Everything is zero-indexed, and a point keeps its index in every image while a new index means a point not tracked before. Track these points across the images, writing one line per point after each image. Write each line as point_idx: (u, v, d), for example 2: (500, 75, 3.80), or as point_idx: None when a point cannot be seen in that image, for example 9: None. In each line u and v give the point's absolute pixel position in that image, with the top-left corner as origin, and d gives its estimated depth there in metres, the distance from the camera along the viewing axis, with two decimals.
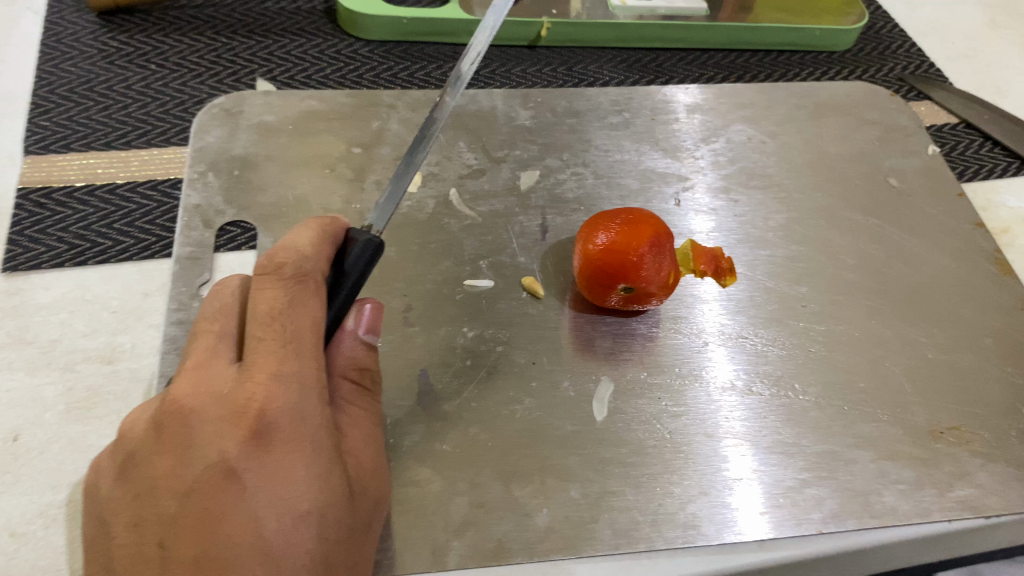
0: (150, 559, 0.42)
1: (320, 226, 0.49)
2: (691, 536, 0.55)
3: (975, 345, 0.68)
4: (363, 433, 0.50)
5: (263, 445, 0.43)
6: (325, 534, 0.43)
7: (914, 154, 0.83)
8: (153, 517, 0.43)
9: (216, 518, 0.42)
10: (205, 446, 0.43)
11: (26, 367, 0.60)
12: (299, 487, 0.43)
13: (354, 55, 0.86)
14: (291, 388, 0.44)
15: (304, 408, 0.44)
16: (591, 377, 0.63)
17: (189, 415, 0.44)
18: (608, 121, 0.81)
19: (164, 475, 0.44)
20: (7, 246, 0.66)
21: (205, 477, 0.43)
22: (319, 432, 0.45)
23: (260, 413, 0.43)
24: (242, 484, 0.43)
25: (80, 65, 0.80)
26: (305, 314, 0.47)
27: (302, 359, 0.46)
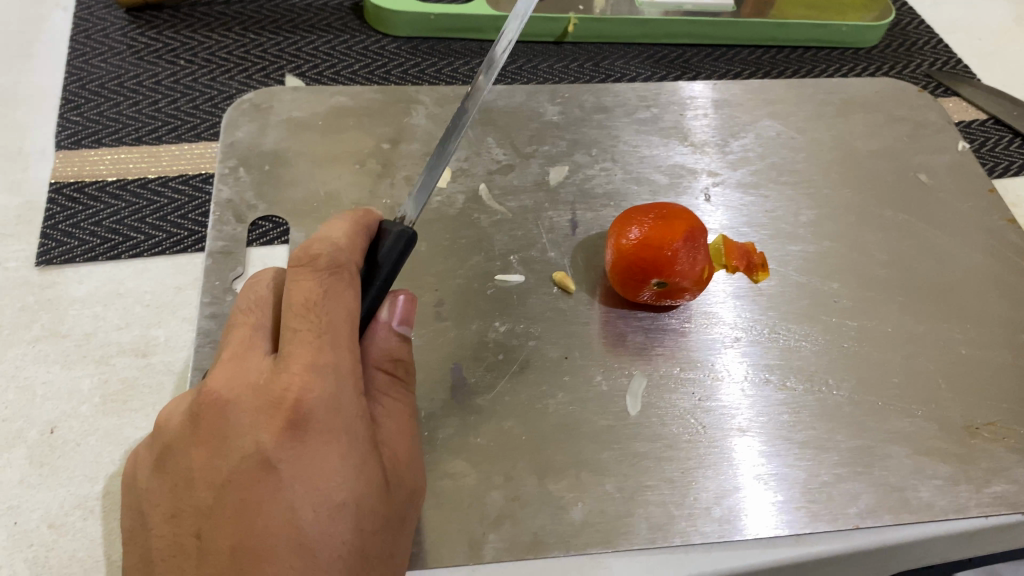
0: (190, 549, 0.42)
1: (353, 222, 0.49)
2: (727, 530, 0.55)
3: (1010, 341, 0.68)
4: (398, 421, 0.49)
5: (299, 436, 0.42)
6: (360, 525, 0.42)
7: (945, 150, 0.82)
8: (193, 508, 0.42)
9: (254, 508, 0.41)
10: (241, 437, 0.42)
11: (62, 360, 0.61)
12: (334, 478, 0.42)
13: (381, 51, 0.86)
14: (327, 377, 0.43)
15: (339, 398, 0.43)
16: (624, 372, 0.63)
17: (226, 405, 0.43)
18: (636, 117, 0.81)
19: (202, 466, 0.43)
20: (41, 240, 0.67)
21: (241, 469, 0.42)
22: (354, 422, 0.44)
23: (295, 402, 0.42)
24: (277, 476, 0.41)
25: (110, 61, 0.81)
26: (340, 304, 0.45)
27: (337, 349, 0.44)
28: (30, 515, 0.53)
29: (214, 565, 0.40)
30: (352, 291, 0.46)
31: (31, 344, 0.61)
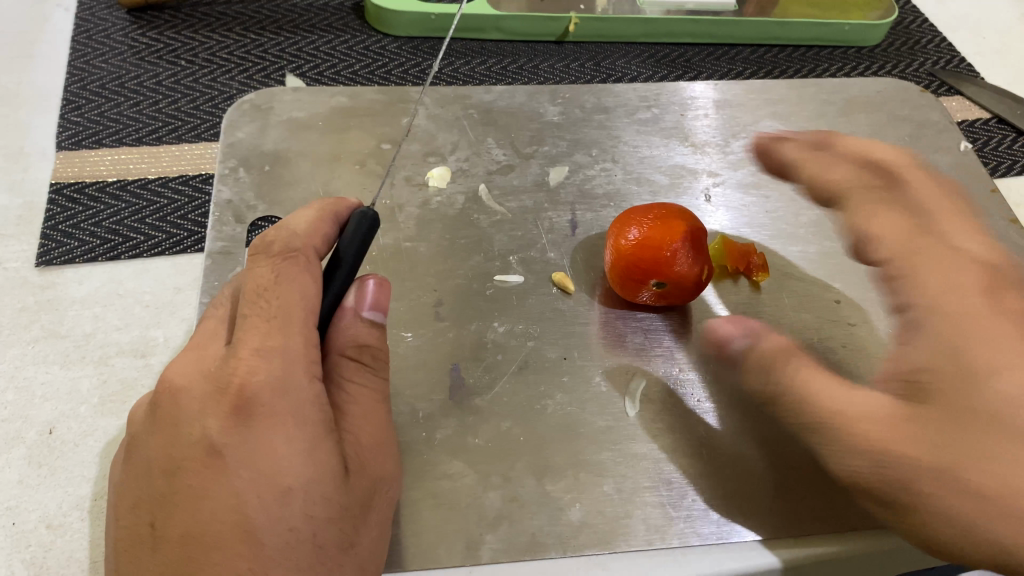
0: (141, 540, 0.39)
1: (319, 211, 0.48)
2: (725, 532, 0.55)
3: None
4: (367, 405, 0.46)
5: (246, 420, 0.39)
6: (313, 513, 0.39)
7: (947, 151, 0.82)
8: (144, 498, 0.40)
9: (201, 496, 0.39)
10: (192, 423, 0.40)
11: (61, 360, 0.61)
12: (282, 462, 0.39)
13: (382, 51, 0.86)
14: (276, 359, 0.41)
15: (290, 379, 0.40)
16: (623, 373, 0.63)
17: (181, 390, 0.42)
18: (637, 117, 0.81)
19: (157, 454, 0.41)
20: (42, 240, 0.67)
21: (191, 456, 0.39)
22: (308, 404, 0.41)
23: (244, 385, 0.40)
24: (225, 463, 0.39)
25: (111, 62, 0.81)
26: (291, 289, 0.43)
27: (289, 333, 0.42)
28: (28, 515, 0.54)
29: (164, 556, 0.38)
30: (310, 274, 0.44)
31: (31, 344, 0.62)
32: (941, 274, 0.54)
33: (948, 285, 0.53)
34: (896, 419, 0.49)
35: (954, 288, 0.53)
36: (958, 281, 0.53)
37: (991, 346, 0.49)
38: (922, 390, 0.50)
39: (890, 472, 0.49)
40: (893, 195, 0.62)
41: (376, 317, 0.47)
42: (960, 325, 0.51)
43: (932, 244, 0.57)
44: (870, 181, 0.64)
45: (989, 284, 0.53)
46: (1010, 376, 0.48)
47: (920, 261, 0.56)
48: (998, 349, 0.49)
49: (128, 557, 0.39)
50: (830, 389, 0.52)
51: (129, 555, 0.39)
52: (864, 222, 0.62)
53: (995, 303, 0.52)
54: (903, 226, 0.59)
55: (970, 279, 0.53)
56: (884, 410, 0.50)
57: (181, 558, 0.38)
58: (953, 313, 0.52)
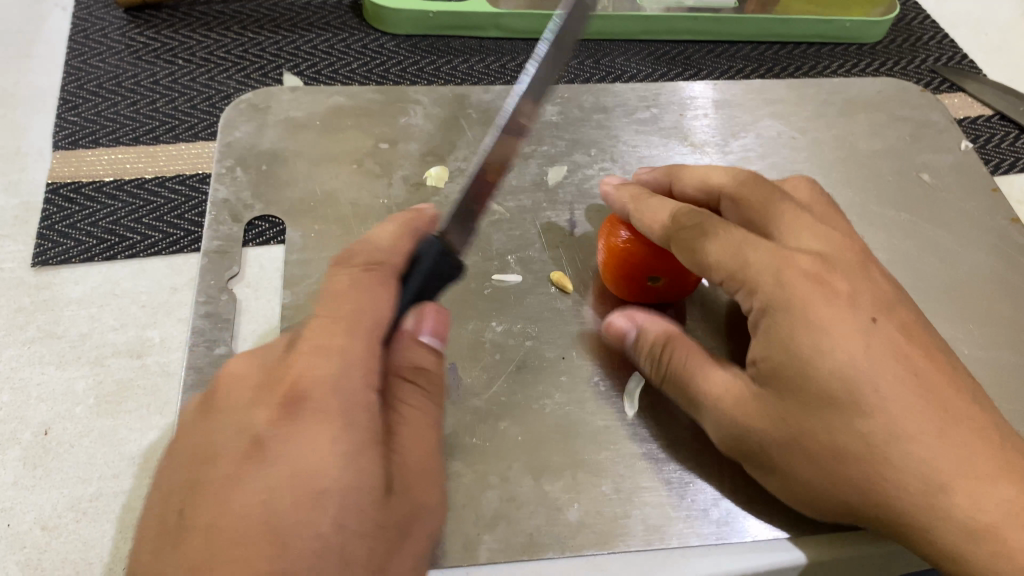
0: (167, 531, 0.36)
1: (405, 221, 0.47)
2: (724, 532, 0.54)
3: (1014, 343, 0.67)
4: (417, 426, 0.43)
5: (297, 416, 0.37)
6: (347, 522, 0.36)
7: (948, 149, 0.82)
8: (179, 487, 0.37)
9: (235, 489, 0.35)
10: (242, 417, 0.38)
11: (57, 361, 0.61)
12: (322, 461, 0.36)
13: (380, 50, 0.86)
14: (335, 357, 0.39)
15: (344, 377, 0.38)
16: (622, 373, 0.62)
17: (239, 387, 0.40)
18: (636, 117, 0.80)
19: (201, 446, 0.38)
20: (37, 240, 0.67)
21: (234, 448, 0.37)
22: (361, 406, 0.38)
23: (298, 380, 0.38)
24: (266, 456, 0.36)
25: (108, 61, 0.81)
26: (363, 300, 0.42)
27: (353, 337, 0.40)
28: (23, 517, 0.53)
29: (184, 547, 0.35)
30: (382, 286, 0.43)
31: (27, 345, 0.61)
32: (770, 267, 0.49)
33: (781, 275, 0.49)
34: (747, 391, 0.50)
35: (784, 271, 0.49)
36: (790, 262, 0.49)
37: (834, 324, 0.47)
38: (767, 369, 0.48)
39: (750, 440, 0.49)
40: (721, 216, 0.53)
41: (434, 343, 0.45)
42: (803, 314, 0.47)
43: (759, 241, 0.50)
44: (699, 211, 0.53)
45: (813, 269, 0.49)
46: (851, 351, 0.46)
47: (753, 262, 0.49)
48: (835, 326, 0.47)
49: (150, 548, 0.36)
50: (691, 357, 0.53)
51: (151, 545, 0.36)
52: (696, 252, 0.52)
53: (823, 284, 0.48)
54: (735, 248, 0.50)
55: (804, 263, 0.49)
56: (741, 383, 0.50)
57: (200, 548, 0.34)
58: (798, 301, 0.48)
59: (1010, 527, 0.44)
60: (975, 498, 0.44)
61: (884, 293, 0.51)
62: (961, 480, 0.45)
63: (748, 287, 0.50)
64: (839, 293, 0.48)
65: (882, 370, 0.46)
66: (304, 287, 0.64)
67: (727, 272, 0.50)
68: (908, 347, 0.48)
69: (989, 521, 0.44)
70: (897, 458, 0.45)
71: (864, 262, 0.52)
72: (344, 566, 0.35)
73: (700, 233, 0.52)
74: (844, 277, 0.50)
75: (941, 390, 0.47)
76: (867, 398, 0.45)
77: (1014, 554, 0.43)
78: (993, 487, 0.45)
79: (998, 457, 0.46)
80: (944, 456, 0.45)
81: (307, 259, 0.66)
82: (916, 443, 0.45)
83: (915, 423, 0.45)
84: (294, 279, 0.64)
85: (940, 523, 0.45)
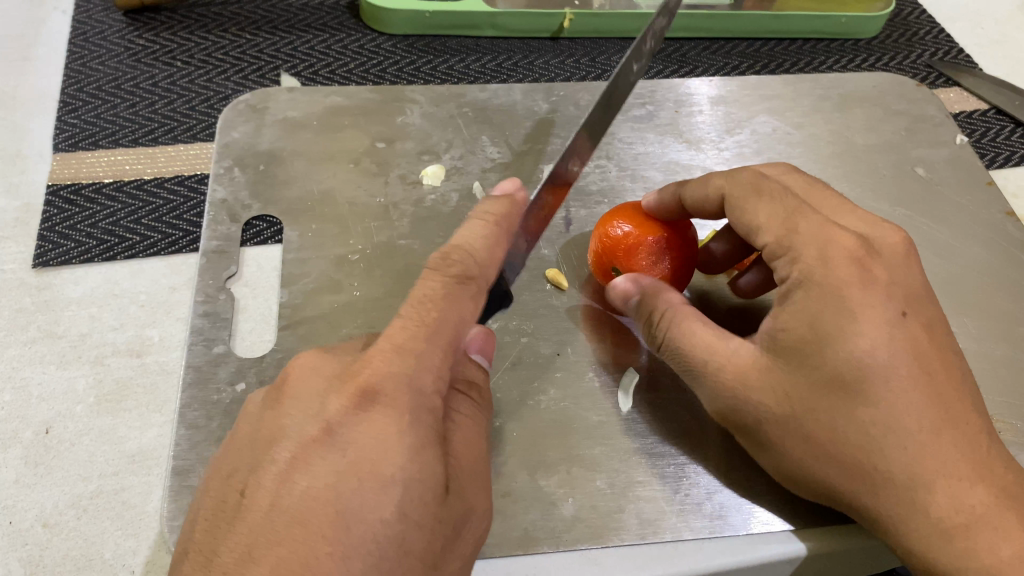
0: (228, 508, 0.38)
1: (494, 222, 0.46)
2: (718, 526, 0.55)
3: (1009, 336, 0.67)
4: (470, 432, 0.45)
5: (368, 410, 0.38)
6: (408, 514, 0.37)
7: (943, 144, 0.82)
8: (245, 464, 0.39)
9: (302, 472, 0.37)
10: (312, 404, 0.39)
11: (57, 361, 0.61)
12: (391, 455, 0.38)
13: (377, 50, 0.86)
14: (412, 358, 0.40)
15: (415, 376, 0.40)
16: (617, 368, 0.63)
17: (307, 371, 0.41)
18: (632, 114, 0.80)
19: (267, 428, 0.39)
20: (38, 242, 0.67)
21: (303, 434, 0.38)
22: (427, 406, 0.40)
23: (370, 374, 0.39)
24: (336, 445, 0.38)
25: (107, 64, 0.81)
26: (453, 307, 0.42)
27: (434, 341, 0.41)
28: (24, 514, 0.54)
29: (247, 525, 0.36)
30: (469, 294, 0.43)
31: (28, 345, 0.62)
32: (816, 241, 0.48)
33: (825, 251, 0.48)
34: (756, 364, 0.50)
35: (828, 248, 0.48)
36: (833, 240, 0.48)
37: (864, 312, 0.46)
38: (785, 347, 0.48)
39: (745, 410, 0.50)
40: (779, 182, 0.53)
41: (486, 359, 0.49)
42: (838, 295, 0.47)
43: (810, 213, 0.50)
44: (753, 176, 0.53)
45: (857, 250, 0.48)
46: (874, 341, 0.46)
47: (802, 231, 0.49)
48: (865, 315, 0.46)
49: (213, 524, 0.38)
50: (691, 329, 0.53)
51: (214, 522, 0.38)
52: (745, 214, 0.52)
53: (861, 267, 0.47)
54: (786, 214, 0.50)
55: (846, 242, 0.48)
56: (752, 353, 0.50)
57: (265, 528, 0.36)
58: (834, 282, 0.47)
59: (978, 529, 0.45)
60: (954, 498, 0.45)
61: (923, 284, 0.49)
62: (944, 481, 0.45)
63: (790, 255, 0.49)
64: (876, 280, 0.47)
65: (898, 364, 0.46)
66: (301, 286, 0.64)
67: (774, 237, 0.50)
68: (930, 345, 0.47)
69: (961, 522, 0.45)
70: (889, 451, 0.46)
71: (911, 250, 0.50)
72: (402, 555, 0.37)
73: (754, 194, 0.52)
74: (886, 265, 0.48)
75: (950, 392, 0.47)
76: (875, 389, 0.46)
77: (976, 552, 0.45)
78: (972, 490, 0.45)
79: (984, 463, 0.46)
80: (933, 456, 0.45)
81: (305, 258, 0.66)
82: (910, 440, 0.45)
83: (916, 421, 0.45)
84: (291, 278, 0.65)
85: (914, 516, 0.46)
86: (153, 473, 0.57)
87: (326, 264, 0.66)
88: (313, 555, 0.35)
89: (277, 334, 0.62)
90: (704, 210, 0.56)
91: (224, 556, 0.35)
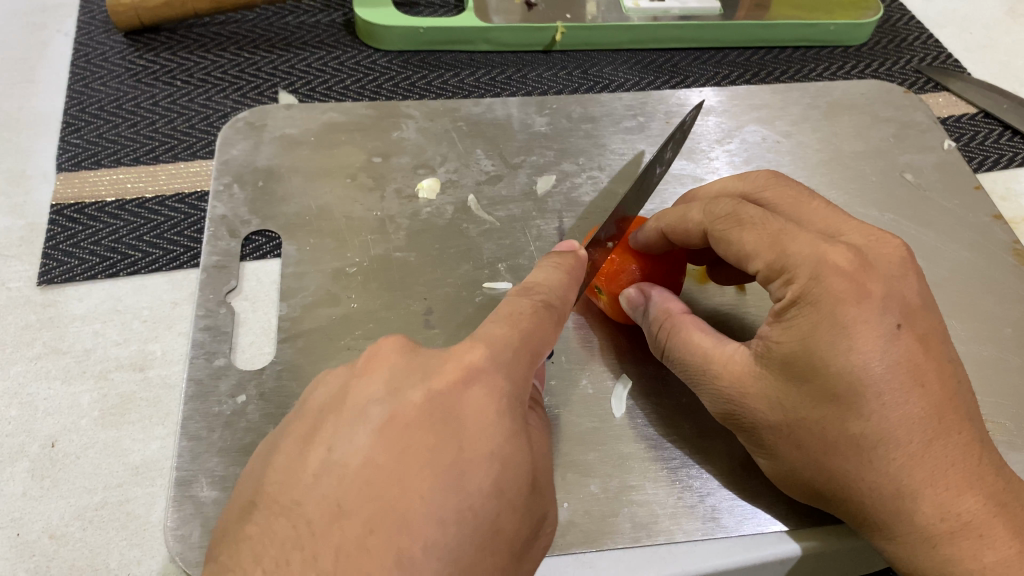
0: (308, 461, 0.37)
1: (564, 269, 0.51)
2: (711, 528, 0.56)
3: (995, 337, 0.68)
4: (541, 437, 0.45)
5: (470, 388, 0.39)
6: (503, 491, 0.37)
7: (931, 150, 0.83)
8: (329, 424, 0.38)
9: (397, 430, 0.37)
10: (409, 376, 0.39)
11: (62, 377, 0.63)
12: (485, 430, 0.38)
13: (373, 66, 0.88)
14: (507, 357, 0.42)
15: (509, 372, 0.41)
16: (610, 376, 0.64)
17: (396, 351, 0.41)
18: (623, 126, 0.82)
19: (357, 392, 0.39)
20: (42, 260, 0.69)
21: (400, 399, 0.38)
22: (519, 399, 0.41)
23: (472, 359, 0.40)
24: (440, 412, 0.38)
25: (109, 84, 0.83)
26: (539, 328, 0.45)
27: (520, 352, 0.43)
28: (31, 526, 0.56)
29: (343, 476, 0.35)
30: (552, 319, 0.47)
31: (33, 361, 0.64)
32: (808, 262, 0.48)
33: (819, 269, 0.47)
34: (749, 371, 0.51)
35: (821, 266, 0.48)
36: (825, 257, 0.48)
37: (859, 327, 0.46)
38: (779, 359, 0.49)
39: (742, 417, 0.51)
40: (757, 207, 0.53)
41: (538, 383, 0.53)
42: (832, 313, 0.46)
43: (797, 233, 0.49)
44: (732, 201, 0.53)
45: (850, 266, 0.48)
46: (868, 354, 0.46)
47: (794, 252, 0.49)
48: (860, 331, 0.46)
49: (291, 474, 0.36)
50: (687, 338, 0.54)
51: (292, 471, 0.37)
52: (731, 242, 0.52)
53: (855, 282, 0.47)
54: (772, 239, 0.50)
55: (839, 259, 0.48)
56: (745, 362, 0.51)
57: (365, 481, 0.35)
58: (829, 301, 0.47)
59: (963, 537, 0.45)
60: (941, 507, 0.46)
61: (920, 294, 0.49)
62: (932, 489, 0.46)
63: (786, 277, 0.49)
64: (870, 294, 0.47)
65: (892, 377, 0.46)
66: (300, 299, 0.66)
67: (766, 262, 0.50)
68: (925, 358, 0.47)
69: (949, 528, 0.46)
70: (878, 463, 0.46)
71: (906, 258, 0.50)
72: (493, 534, 0.37)
73: (736, 224, 0.52)
74: (880, 278, 0.48)
75: (945, 402, 0.47)
76: (869, 402, 0.46)
77: (960, 560, 0.45)
78: (960, 498, 0.46)
79: (973, 471, 0.47)
80: (922, 466, 0.46)
81: (302, 272, 0.68)
82: (900, 451, 0.46)
83: (908, 433, 0.46)
84: (289, 291, 0.66)
85: (902, 522, 0.47)
86: (156, 484, 0.58)
87: (324, 277, 0.67)
88: (412, 512, 0.34)
89: (277, 346, 0.63)
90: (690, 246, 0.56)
91: (310, 506, 0.35)
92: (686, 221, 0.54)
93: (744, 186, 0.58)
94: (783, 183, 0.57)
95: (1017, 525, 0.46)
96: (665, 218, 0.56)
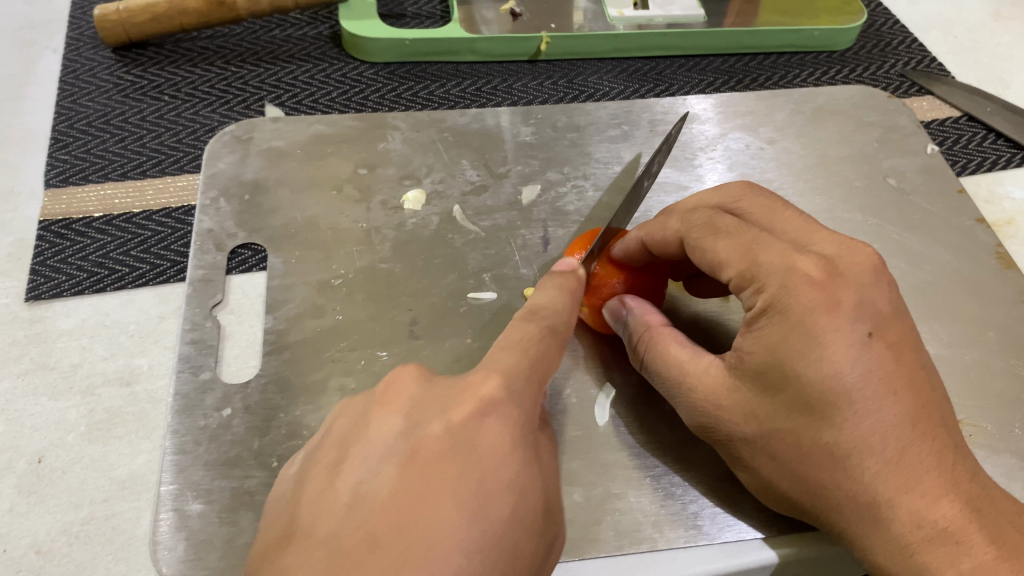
0: (338, 496, 0.39)
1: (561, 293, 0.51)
2: (693, 535, 0.56)
3: (978, 340, 0.68)
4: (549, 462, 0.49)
5: (487, 420, 0.41)
6: (518, 518, 0.39)
7: (913, 154, 0.83)
8: (354, 453, 0.41)
9: (420, 461, 0.39)
10: (428, 411, 0.42)
11: (50, 393, 0.63)
12: (500, 461, 0.40)
13: (359, 78, 0.89)
14: (518, 382, 0.44)
15: (519, 397, 0.43)
16: (593, 384, 0.64)
17: (409, 386, 0.44)
18: (608, 134, 0.82)
19: (377, 430, 0.41)
20: (30, 277, 0.69)
21: (419, 434, 0.40)
22: (529, 427, 0.43)
23: (488, 390, 0.42)
24: (461, 446, 0.40)
25: (97, 100, 0.84)
26: (547, 353, 0.47)
27: (526, 382, 0.44)
28: (18, 542, 0.56)
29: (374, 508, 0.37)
30: (558, 342, 0.48)
31: (22, 376, 0.64)
32: (777, 272, 0.48)
33: (787, 280, 0.48)
34: (723, 383, 0.51)
35: (790, 276, 0.48)
36: (795, 268, 0.48)
37: (829, 335, 0.46)
38: (752, 370, 0.49)
39: (718, 430, 0.52)
40: (733, 217, 0.53)
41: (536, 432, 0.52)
42: (802, 322, 0.47)
43: (769, 243, 0.50)
44: (708, 210, 0.54)
45: (819, 275, 0.48)
46: (839, 364, 0.46)
47: (763, 263, 0.49)
48: (830, 339, 0.46)
49: (324, 504, 0.38)
50: (665, 341, 0.55)
51: (325, 502, 0.39)
52: (705, 253, 0.52)
53: (823, 291, 0.47)
54: (744, 249, 0.50)
55: (808, 268, 0.48)
56: (720, 375, 0.52)
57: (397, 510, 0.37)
58: (798, 310, 0.47)
59: (940, 544, 0.45)
60: (916, 514, 0.46)
61: (891, 301, 0.49)
62: (908, 497, 0.46)
63: (755, 287, 0.49)
64: (841, 304, 0.47)
65: (864, 385, 0.46)
66: (286, 311, 0.66)
67: (737, 272, 0.50)
68: (896, 365, 0.47)
69: (922, 538, 0.45)
70: (854, 471, 0.47)
71: (878, 265, 0.50)
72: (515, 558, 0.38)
73: (711, 232, 0.52)
74: (850, 285, 0.48)
75: (920, 409, 0.47)
76: (841, 411, 0.46)
77: (936, 568, 0.45)
78: (936, 504, 0.46)
79: (949, 476, 0.47)
80: (895, 474, 0.46)
81: (288, 284, 0.68)
82: (875, 458, 0.46)
83: (882, 441, 0.46)
84: (275, 304, 0.67)
85: (876, 532, 0.47)
86: (142, 498, 0.58)
87: (309, 289, 0.68)
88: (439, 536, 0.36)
89: (262, 359, 0.64)
90: (667, 254, 0.56)
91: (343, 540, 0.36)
92: (666, 230, 0.55)
93: (721, 197, 0.59)
94: (759, 194, 0.57)
95: (993, 532, 0.46)
96: (647, 228, 0.57)
